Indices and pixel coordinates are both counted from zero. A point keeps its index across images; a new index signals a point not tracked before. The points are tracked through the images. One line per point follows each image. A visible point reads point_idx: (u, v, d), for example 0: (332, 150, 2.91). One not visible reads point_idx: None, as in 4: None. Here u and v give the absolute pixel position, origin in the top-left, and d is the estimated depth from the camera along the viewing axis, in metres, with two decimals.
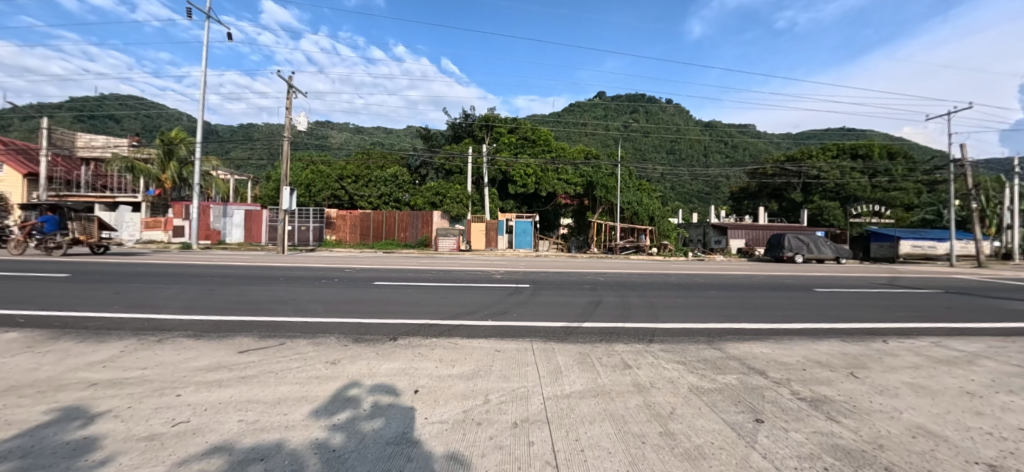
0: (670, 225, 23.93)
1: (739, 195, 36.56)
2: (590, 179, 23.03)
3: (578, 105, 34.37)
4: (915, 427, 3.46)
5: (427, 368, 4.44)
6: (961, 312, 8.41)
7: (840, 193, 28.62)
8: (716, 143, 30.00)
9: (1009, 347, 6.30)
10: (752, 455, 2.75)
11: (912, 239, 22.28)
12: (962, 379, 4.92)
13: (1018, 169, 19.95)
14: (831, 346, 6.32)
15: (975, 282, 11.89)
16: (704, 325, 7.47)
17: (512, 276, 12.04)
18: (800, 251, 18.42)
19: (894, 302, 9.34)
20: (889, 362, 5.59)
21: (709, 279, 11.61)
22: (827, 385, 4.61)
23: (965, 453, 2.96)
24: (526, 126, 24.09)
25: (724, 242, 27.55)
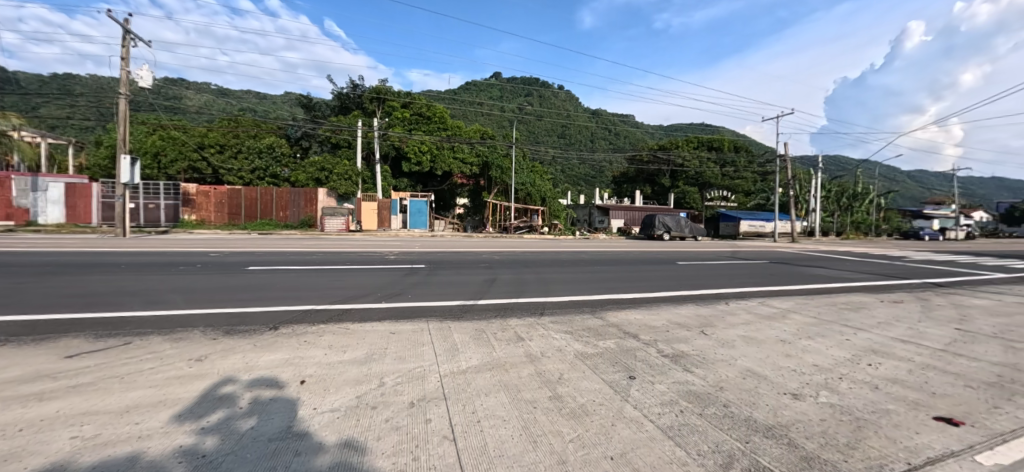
0: (560, 206, 25.56)
1: (620, 179, 39.68)
2: (486, 159, 23.16)
3: (475, 84, 34.35)
4: (746, 371, 4.35)
5: (315, 356, 4.16)
6: (778, 277, 10.69)
7: (699, 180, 33.32)
8: (602, 130, 32.70)
9: (809, 302, 8.25)
10: (626, 407, 3.21)
11: (748, 219, 27.18)
12: (779, 329, 6.32)
13: (820, 165, 25.45)
14: (689, 309, 7.52)
15: (789, 253, 15.12)
16: (589, 297, 8.25)
17: (408, 257, 11.80)
18: (668, 228, 21.42)
19: (735, 271, 11.43)
20: (730, 319, 6.87)
21: (595, 256, 12.85)
22: (685, 342, 5.49)
23: (778, 386, 3.89)
24: (421, 102, 23.53)
25: (607, 222, 30.33)
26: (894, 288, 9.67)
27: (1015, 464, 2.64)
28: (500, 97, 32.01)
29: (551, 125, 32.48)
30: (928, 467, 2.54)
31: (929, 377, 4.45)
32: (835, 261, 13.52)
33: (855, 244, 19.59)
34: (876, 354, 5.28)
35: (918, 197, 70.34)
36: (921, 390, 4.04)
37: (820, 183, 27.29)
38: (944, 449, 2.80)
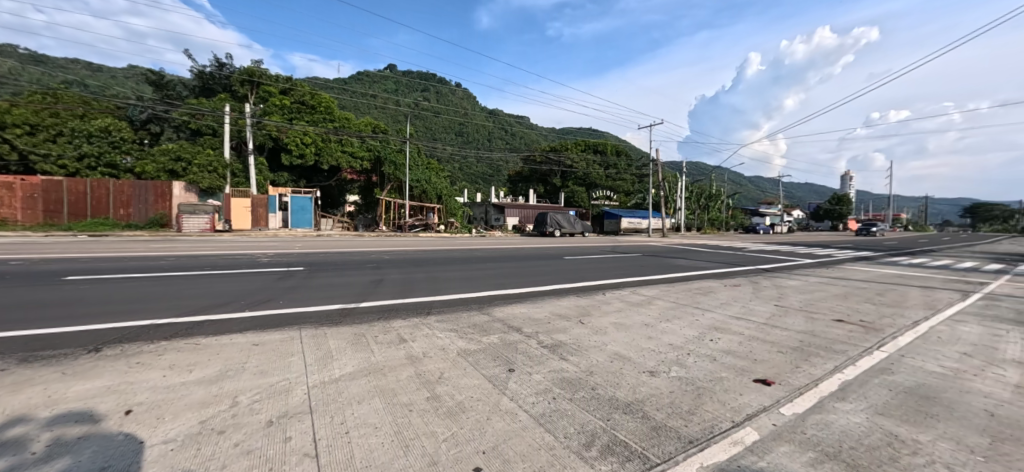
0: (457, 204, 25.41)
1: (516, 179, 41.71)
2: (378, 154, 22.16)
3: (367, 75, 33.20)
4: (614, 355, 4.63)
5: (149, 380, 3.10)
6: (650, 268, 11.96)
7: (587, 181, 36.02)
8: (498, 129, 34.41)
9: (672, 289, 9.33)
10: (503, 400, 3.06)
11: (628, 217, 30.27)
12: (645, 315, 6.99)
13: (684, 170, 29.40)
14: (572, 301, 7.95)
15: (659, 247, 17.11)
16: (479, 294, 8.21)
17: (282, 259, 10.60)
18: (559, 226, 22.69)
19: (616, 263, 12.49)
20: (606, 308, 7.41)
21: (490, 253, 12.98)
22: (563, 332, 5.71)
23: (638, 366, 4.21)
24: (303, 89, 21.60)
25: (503, 220, 31.13)
26: (736, 274, 11.49)
27: (807, 411, 3.21)
28: (395, 89, 31.35)
29: (448, 122, 32.30)
30: (747, 423, 2.95)
31: (753, 346, 5.29)
32: (694, 252, 15.65)
33: (710, 238, 23.03)
34: (717, 330, 6.11)
35: (757, 200, 85.79)
36: (747, 358, 4.75)
37: (684, 186, 31.43)
38: (761, 405, 3.28)
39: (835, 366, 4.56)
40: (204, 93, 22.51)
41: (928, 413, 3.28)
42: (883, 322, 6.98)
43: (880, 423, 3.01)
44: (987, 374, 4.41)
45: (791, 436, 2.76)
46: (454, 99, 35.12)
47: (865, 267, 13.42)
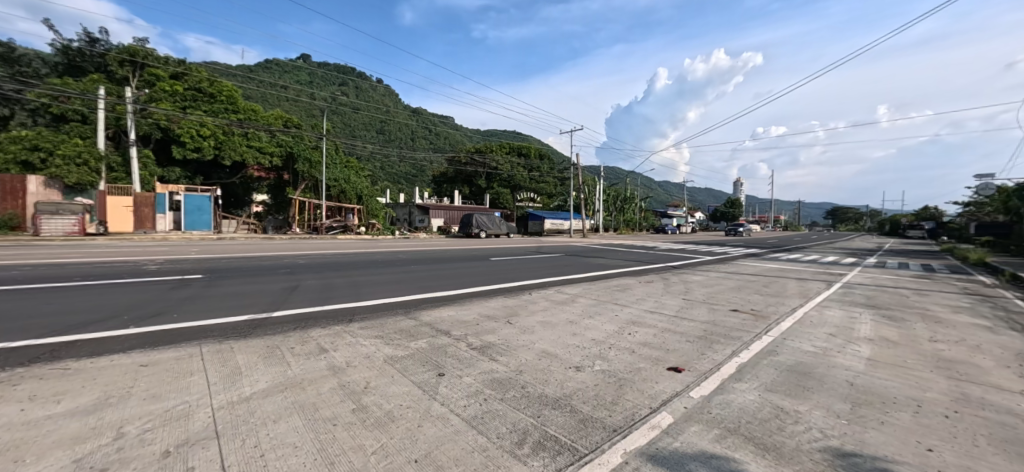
0: (378, 204, 25.05)
1: (440, 179, 40.84)
2: (290, 150, 20.88)
3: (278, 65, 30.93)
4: (543, 353, 4.87)
5: (1, 417, 2.63)
6: (572, 267, 12.68)
7: (511, 183, 36.71)
8: (421, 128, 34.38)
9: (593, 287, 10.00)
10: (433, 406, 3.12)
11: (551, 218, 31.62)
12: (569, 312, 7.44)
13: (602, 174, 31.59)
14: (499, 301, 8.16)
15: (579, 247, 18.19)
16: (404, 299, 8.04)
17: (175, 266, 9.41)
18: (483, 227, 23.70)
19: (540, 263, 13.04)
20: (532, 307, 7.73)
21: (415, 256, 12.78)
22: (492, 333, 5.85)
23: (565, 362, 4.51)
24: (200, 75, 19.48)
25: (427, 221, 30.98)
26: (649, 271, 12.63)
27: (711, 393, 3.72)
28: (309, 82, 29.60)
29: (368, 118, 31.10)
30: (662, 408, 3.33)
31: (665, 337, 5.91)
32: (611, 252, 16.90)
33: (624, 238, 24.97)
34: (634, 324, 6.71)
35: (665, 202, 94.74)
36: (660, 348, 5.31)
37: (602, 189, 33.50)
38: (674, 391, 3.73)
39: (733, 351, 5.30)
40: (69, 73, 18.96)
41: (803, 386, 3.99)
42: (768, 310, 8.21)
43: (770, 399, 3.60)
44: (845, 350, 5.44)
45: (701, 417, 3.19)
46: (375, 96, 33.80)
47: (752, 262, 15.55)
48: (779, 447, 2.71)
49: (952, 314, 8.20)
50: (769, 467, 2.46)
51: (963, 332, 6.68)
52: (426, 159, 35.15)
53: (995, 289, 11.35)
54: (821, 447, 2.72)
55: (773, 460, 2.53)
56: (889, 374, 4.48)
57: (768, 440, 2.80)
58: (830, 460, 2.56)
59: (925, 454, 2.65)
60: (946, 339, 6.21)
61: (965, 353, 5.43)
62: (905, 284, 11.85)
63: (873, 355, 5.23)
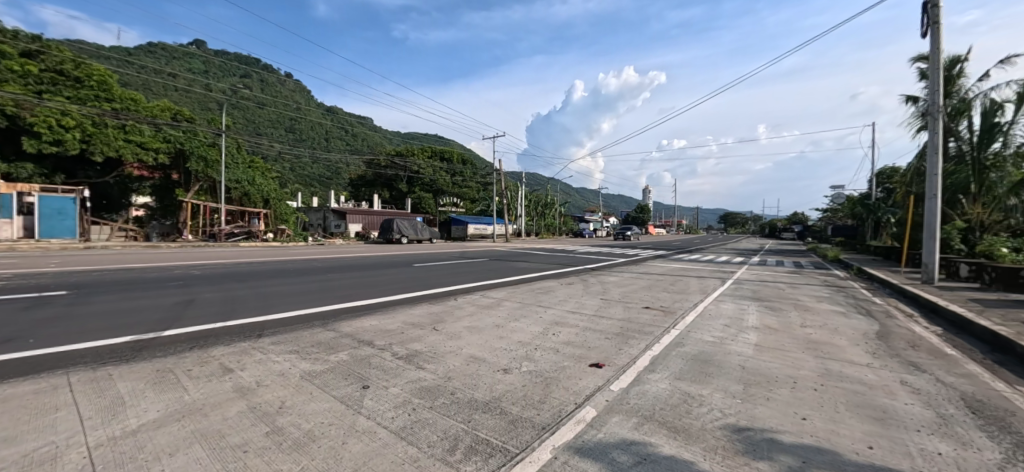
0: (290, 208, 23.06)
1: (358, 182, 38.47)
2: (180, 146, 18.69)
3: (165, 49, 27.63)
4: (471, 357, 5.05)
5: None
6: (497, 272, 13.10)
7: (433, 187, 35.84)
8: (337, 129, 33.15)
9: (518, 291, 10.37)
10: (358, 420, 3.11)
11: (474, 223, 31.83)
12: (496, 316, 7.70)
13: (523, 180, 32.89)
14: (423, 308, 8.18)
15: (502, 251, 18.79)
16: (320, 310, 7.61)
17: (29, 281, 7.93)
18: (406, 233, 23.82)
19: (464, 268, 13.29)
20: (458, 313, 7.88)
21: (330, 264, 12.28)
22: (418, 341, 5.87)
23: (495, 365, 4.72)
24: (62, 56, 16.88)
25: (343, 226, 29.82)
26: (569, 274, 13.47)
27: (630, 385, 4.21)
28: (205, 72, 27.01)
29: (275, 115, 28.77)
30: (586, 403, 3.69)
31: (588, 336, 6.41)
32: (532, 255, 17.71)
33: (546, 242, 26.06)
34: (558, 324, 7.18)
35: (584, 207, 100.72)
36: (583, 346, 5.77)
37: (524, 194, 34.47)
38: (596, 386, 4.14)
39: (646, 345, 5.95)
40: None
41: (705, 372, 4.68)
42: (674, 306, 9.26)
43: (681, 386, 4.17)
44: (737, 339, 6.39)
45: (621, 408, 3.60)
46: (284, 92, 31.63)
47: (659, 263, 17.30)
48: (687, 428, 3.18)
49: (816, 303, 9.96)
50: (679, 446, 2.89)
51: (825, 318, 8.19)
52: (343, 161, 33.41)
53: (846, 280, 13.95)
54: (722, 424, 3.27)
55: (683, 441, 2.97)
56: (772, 356, 5.40)
57: (678, 423, 3.28)
58: (728, 435, 3.08)
59: (801, 422, 3.35)
60: (814, 325, 7.57)
61: (826, 336, 6.70)
62: (781, 279, 14.05)
63: (759, 341, 6.23)
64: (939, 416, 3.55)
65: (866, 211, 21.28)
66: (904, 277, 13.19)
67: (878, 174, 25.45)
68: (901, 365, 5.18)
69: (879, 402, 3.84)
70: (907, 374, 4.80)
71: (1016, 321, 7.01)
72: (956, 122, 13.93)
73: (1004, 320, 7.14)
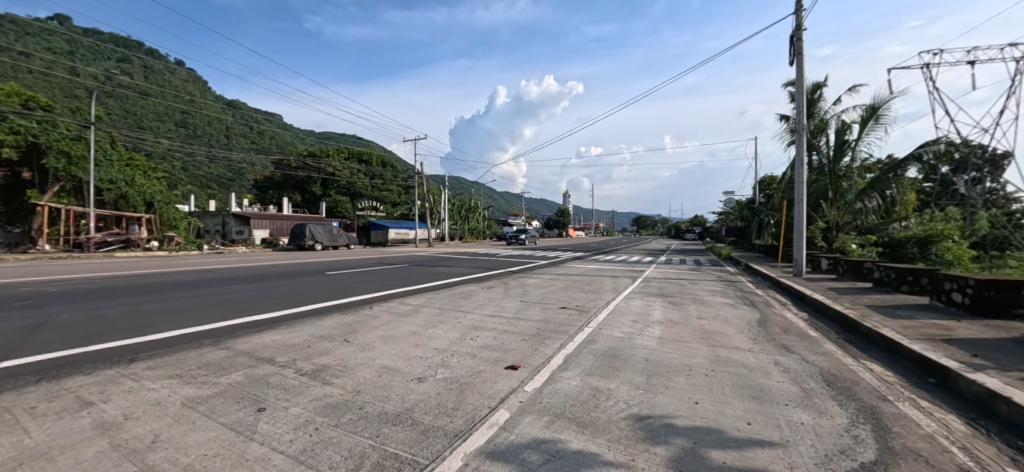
0: (180, 213, 20.49)
1: (264, 184, 35.43)
2: (33, 139, 15.81)
3: None
4: (382, 369, 4.48)
5: None
6: (417, 278, 12.61)
7: (350, 190, 33.99)
8: (240, 125, 30.24)
9: (437, 297, 10.04)
10: (253, 447, 2.30)
11: (395, 228, 30.81)
12: (413, 323, 7.27)
13: (446, 183, 32.79)
14: (334, 319, 7.25)
15: (423, 256, 18.24)
16: (220, 328, 6.12)
17: None
18: (320, 239, 22.11)
19: (382, 275, 12.62)
20: (372, 322, 7.16)
21: (228, 274, 11.01)
22: (327, 355, 4.97)
23: (408, 376, 4.25)
24: None
25: (246, 232, 26.99)
26: (490, 277, 13.38)
27: (542, 384, 4.10)
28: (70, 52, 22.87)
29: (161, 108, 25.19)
30: (499, 406, 3.47)
31: (504, 339, 6.25)
32: (454, 260, 17.43)
33: (469, 246, 25.90)
34: (476, 329, 6.94)
35: (506, 211, 103.03)
36: (500, 348, 5.67)
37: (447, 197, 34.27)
38: (509, 388, 3.95)
39: (560, 343, 6.00)
40: None
41: (612, 366, 4.77)
42: (589, 305, 9.57)
43: (591, 382, 4.16)
44: (643, 333, 6.72)
45: (533, 408, 3.44)
46: (174, 81, 27.85)
47: (576, 263, 18.01)
48: (594, 422, 3.11)
49: (711, 297, 10.93)
50: (585, 440, 2.77)
51: (717, 309, 9.00)
52: (245, 161, 30.30)
53: (735, 275, 15.66)
54: (626, 415, 3.28)
55: (589, 435, 2.87)
56: (673, 348, 5.68)
57: (586, 418, 3.21)
58: (631, 424, 3.08)
59: (692, 405, 3.51)
60: (707, 316, 8.25)
61: (718, 325, 7.29)
62: (681, 276, 15.37)
63: (662, 334, 6.64)
64: (803, 390, 3.96)
65: (752, 214, 24.18)
66: (780, 270, 15.18)
67: (761, 182, 29.14)
68: (775, 348, 5.77)
69: (759, 382, 4.18)
70: (779, 356, 5.33)
71: (859, 304, 8.32)
72: (818, 138, 16.16)
73: (850, 304, 8.46)
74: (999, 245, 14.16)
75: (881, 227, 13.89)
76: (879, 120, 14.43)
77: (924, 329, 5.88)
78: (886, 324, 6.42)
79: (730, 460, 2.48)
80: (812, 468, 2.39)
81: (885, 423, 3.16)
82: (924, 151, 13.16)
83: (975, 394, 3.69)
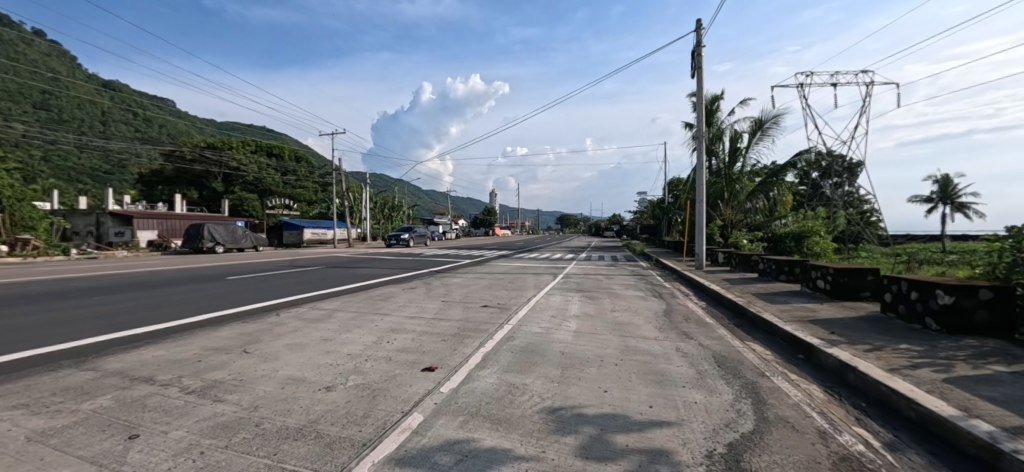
0: (39, 212, 17.18)
1: (151, 178, 31.09)
2: None
3: None
4: (288, 379, 3.48)
5: None
6: (332, 279, 11.47)
7: (258, 187, 30.88)
8: (121, 111, 26.01)
9: (353, 299, 8.45)
10: None
11: (310, 227, 28.81)
12: (323, 330, 5.58)
13: (367, 181, 31.61)
14: (230, 329, 5.40)
15: (339, 259, 16.92)
16: (50, 348, 4.18)
17: None
18: (222, 241, 19.78)
19: (290, 278, 11.28)
20: (278, 330, 5.44)
21: (88, 285, 9.10)
22: (219, 368, 3.71)
23: (315, 385, 3.39)
24: None
25: (127, 234, 22.74)
26: (411, 278, 12.64)
27: (460, 384, 3.56)
28: None
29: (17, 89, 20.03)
30: (414, 409, 2.93)
31: (424, 336, 5.51)
32: (373, 261, 16.41)
33: (390, 246, 24.78)
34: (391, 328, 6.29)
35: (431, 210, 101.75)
36: (417, 351, 4.69)
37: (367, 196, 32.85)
38: (424, 390, 3.36)
39: (480, 343, 5.25)
40: None
41: (530, 361, 4.39)
42: (511, 300, 9.34)
43: (510, 379, 3.75)
44: (561, 327, 6.41)
45: (448, 409, 2.96)
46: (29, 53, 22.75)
47: (499, 262, 17.99)
48: (509, 418, 2.81)
49: (624, 290, 11.34)
50: (499, 437, 2.50)
51: (630, 302, 9.32)
52: (128, 151, 25.91)
53: (646, 270, 16.66)
54: (541, 408, 3.02)
55: (503, 430, 2.59)
56: (587, 340, 5.55)
57: (501, 414, 2.88)
58: (544, 417, 2.86)
59: (603, 394, 3.38)
60: (621, 308, 8.46)
61: (630, 317, 7.45)
62: (598, 271, 16.01)
63: (578, 328, 6.38)
64: (698, 372, 4.11)
65: (662, 214, 26.12)
66: (685, 264, 16.46)
67: (670, 184, 31.65)
68: (677, 335, 5.98)
69: (661, 367, 4.22)
70: (681, 342, 5.50)
71: (748, 293, 9.17)
72: (716, 145, 17.74)
73: (742, 293, 9.30)
74: (852, 238, 16.77)
75: (766, 224, 15.62)
76: (765, 132, 16.25)
77: (797, 313, 6.54)
78: (769, 309, 7.08)
79: (631, 442, 2.47)
80: (702, 442, 2.49)
81: (762, 396, 3.41)
82: (798, 159, 15.05)
83: (829, 366, 4.14)
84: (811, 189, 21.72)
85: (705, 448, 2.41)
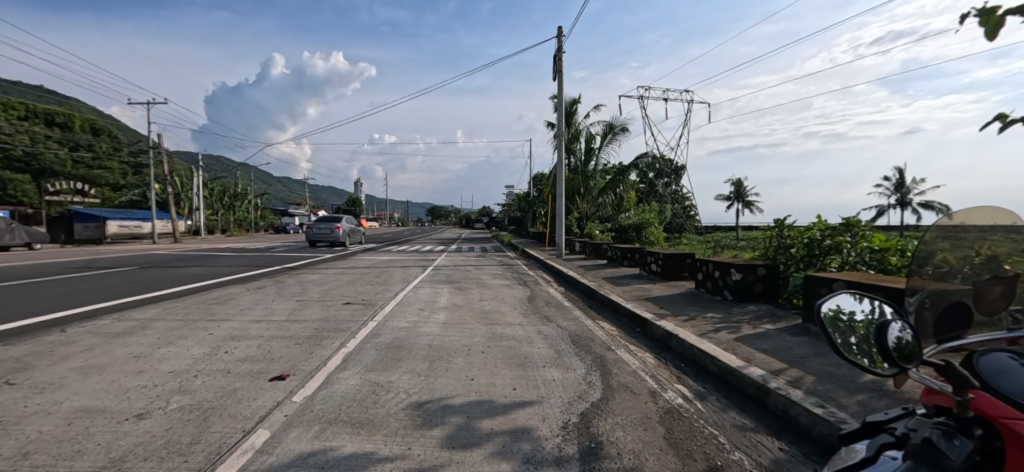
0: None
1: None
2: None
3: None
4: (76, 413, 2.56)
5: None
6: (151, 281, 9.20)
7: (31, 165, 22.06)
8: None
9: (179, 305, 6.87)
10: None
11: (118, 218, 22.87)
12: (133, 345, 4.33)
13: (201, 163, 26.51)
14: None
15: (158, 256, 13.72)
16: None
17: None
18: None
19: (82, 283, 8.64)
20: (61, 351, 4.06)
21: None
22: None
23: (117, 413, 2.56)
24: None
25: None
26: (260, 276, 10.94)
27: (316, 391, 3.04)
28: None
29: None
30: (258, 425, 2.40)
31: (272, 340, 4.74)
32: (207, 258, 13.74)
33: (231, 242, 21.03)
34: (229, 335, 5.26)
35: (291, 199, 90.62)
36: (263, 358, 3.93)
37: (202, 181, 27.40)
38: (272, 403, 2.77)
39: (341, 342, 4.70)
40: None
41: (396, 358, 4.05)
42: (377, 295, 8.78)
43: (372, 378, 3.36)
44: (429, 320, 6.18)
45: (302, 419, 2.51)
46: None
47: (364, 256, 16.88)
48: (372, 419, 2.52)
49: (493, 280, 11.63)
50: (361, 441, 2.22)
51: (496, 291, 9.62)
52: None
53: (514, 259, 17.50)
54: (408, 404, 2.79)
55: (366, 433, 2.32)
56: (456, 331, 5.47)
57: (361, 416, 2.56)
58: (409, 413, 2.64)
59: (470, 382, 3.29)
60: (489, 297, 8.65)
61: (496, 305, 7.66)
62: (469, 262, 16.26)
63: (447, 319, 6.30)
64: (556, 351, 4.37)
65: (529, 206, 27.76)
66: (548, 253, 17.77)
67: (534, 178, 33.80)
68: (540, 319, 6.32)
69: (523, 351, 4.37)
70: (543, 326, 5.82)
71: (598, 278, 10.30)
72: (575, 144, 19.45)
73: (593, 278, 10.39)
74: (677, 228, 20.29)
75: (615, 216, 17.74)
76: (613, 136, 18.39)
77: (636, 293, 7.53)
78: (614, 291, 8.04)
79: (497, 425, 2.46)
80: (559, 415, 2.62)
81: (608, 367, 3.78)
82: (639, 161, 17.46)
83: (659, 336, 4.82)
84: (648, 188, 25.60)
85: (562, 420, 2.54)
